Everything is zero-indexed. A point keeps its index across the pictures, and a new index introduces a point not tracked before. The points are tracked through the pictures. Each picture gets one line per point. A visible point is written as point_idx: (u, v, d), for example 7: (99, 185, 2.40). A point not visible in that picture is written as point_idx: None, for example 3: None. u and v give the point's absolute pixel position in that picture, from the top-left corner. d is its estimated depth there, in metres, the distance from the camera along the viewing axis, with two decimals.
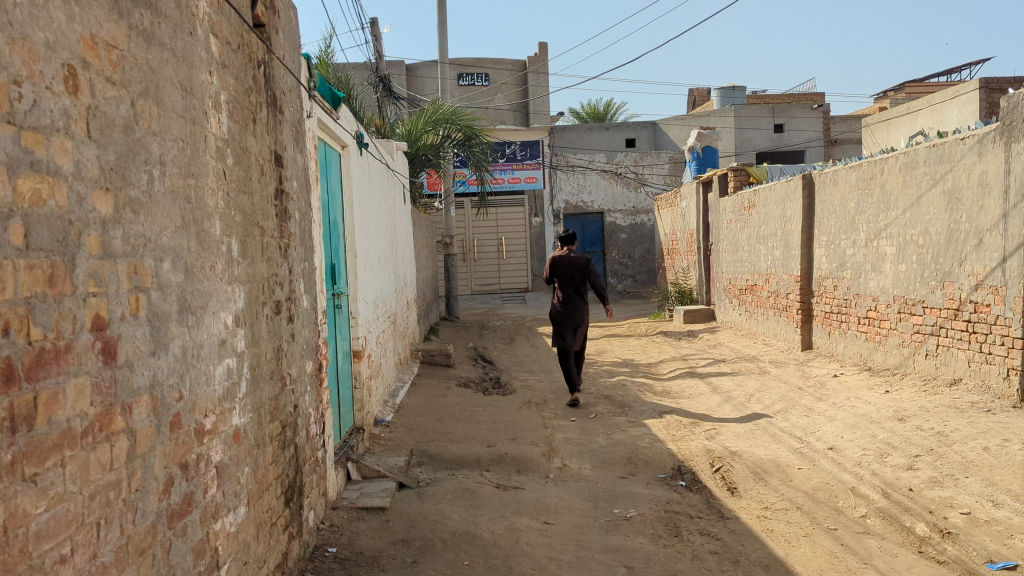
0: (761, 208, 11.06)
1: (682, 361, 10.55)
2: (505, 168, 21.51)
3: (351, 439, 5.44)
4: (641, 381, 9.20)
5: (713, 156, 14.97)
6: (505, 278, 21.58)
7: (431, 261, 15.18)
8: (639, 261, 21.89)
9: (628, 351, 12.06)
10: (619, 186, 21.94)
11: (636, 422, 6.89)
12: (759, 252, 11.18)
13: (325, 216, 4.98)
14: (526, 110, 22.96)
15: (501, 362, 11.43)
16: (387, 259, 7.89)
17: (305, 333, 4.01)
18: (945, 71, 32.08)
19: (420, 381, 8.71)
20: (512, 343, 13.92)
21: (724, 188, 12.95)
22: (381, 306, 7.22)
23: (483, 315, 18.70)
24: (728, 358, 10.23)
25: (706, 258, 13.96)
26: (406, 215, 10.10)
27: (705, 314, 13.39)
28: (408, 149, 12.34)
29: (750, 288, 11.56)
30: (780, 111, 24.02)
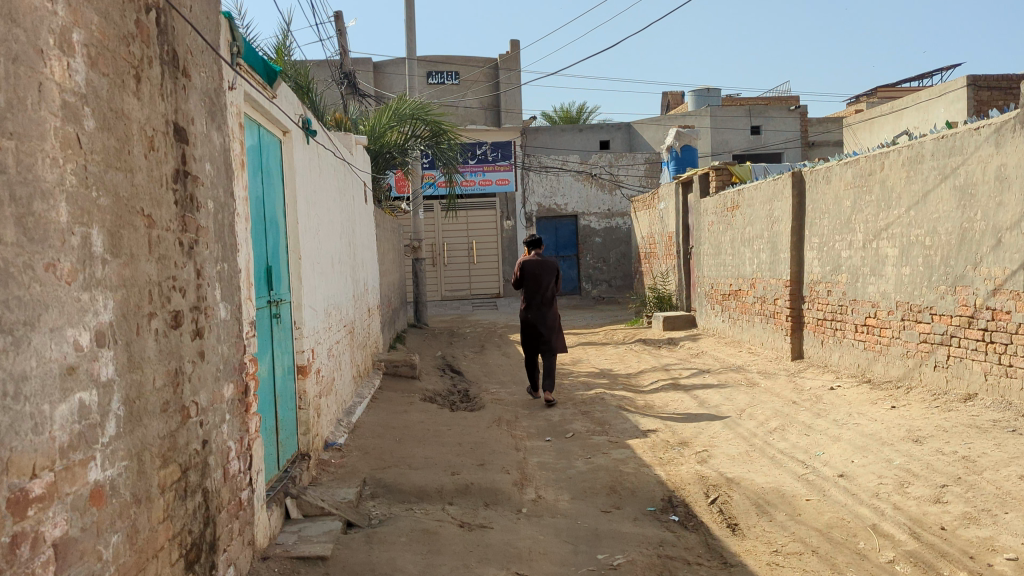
0: (745, 208, 10.47)
1: (664, 371, 9.91)
2: (475, 170, 20.73)
3: (292, 470, 4.65)
4: (621, 394, 8.52)
5: (692, 155, 14.41)
6: (476, 283, 20.88)
7: (397, 265, 14.42)
8: (614, 266, 21.31)
9: (605, 361, 11.40)
10: (593, 188, 21.40)
11: (618, 443, 6.20)
12: (744, 256, 10.58)
13: (257, 208, 4.22)
14: (498, 110, 22.29)
15: (471, 373, 10.71)
16: (344, 263, 7.12)
17: (222, 349, 3.25)
18: (918, 76, 32.05)
19: (381, 396, 7.95)
20: (483, 351, 13.20)
21: (705, 188, 12.36)
22: (336, 315, 6.45)
23: (454, 322, 17.96)
24: (714, 368, 9.61)
25: (686, 262, 13.36)
26: (368, 216, 9.35)
27: (686, 320, 12.78)
28: (371, 146, 11.56)
29: (734, 293, 10.96)
30: (756, 113, 23.69)
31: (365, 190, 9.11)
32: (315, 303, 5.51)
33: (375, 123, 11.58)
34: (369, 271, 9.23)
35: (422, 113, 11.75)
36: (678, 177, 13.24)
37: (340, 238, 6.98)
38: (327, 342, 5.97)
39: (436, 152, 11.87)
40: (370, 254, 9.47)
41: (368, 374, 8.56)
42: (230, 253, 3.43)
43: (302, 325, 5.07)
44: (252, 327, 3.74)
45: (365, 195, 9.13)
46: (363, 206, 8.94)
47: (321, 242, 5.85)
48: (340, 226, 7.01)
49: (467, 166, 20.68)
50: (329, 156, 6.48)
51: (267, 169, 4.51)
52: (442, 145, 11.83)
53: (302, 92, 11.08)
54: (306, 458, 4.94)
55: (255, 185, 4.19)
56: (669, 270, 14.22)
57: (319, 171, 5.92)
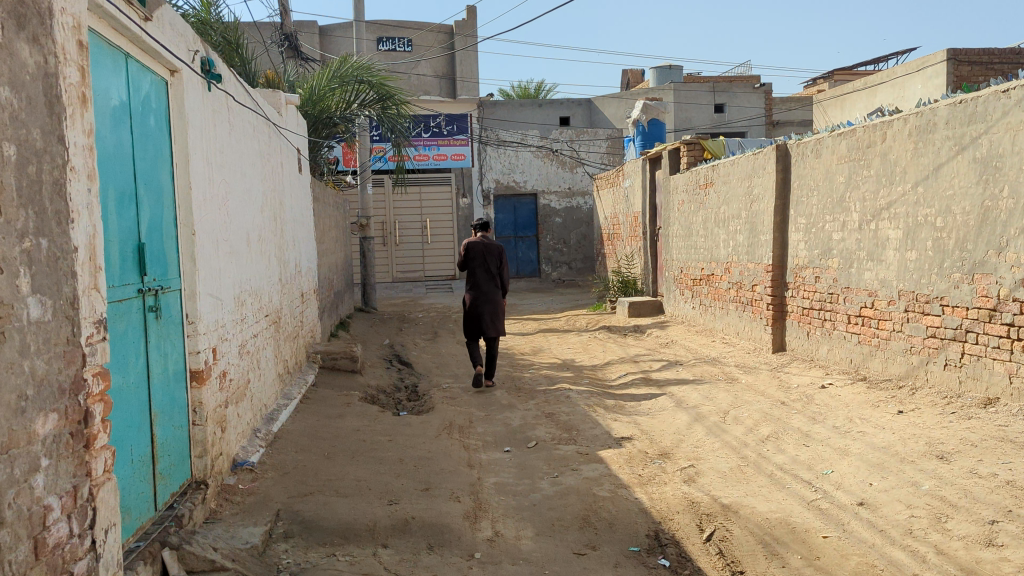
0: (720, 186, 9.61)
1: (631, 364, 9.03)
2: (429, 144, 19.66)
3: (178, 506, 3.62)
4: (586, 391, 7.61)
5: (659, 131, 13.47)
6: (430, 265, 19.81)
7: (342, 246, 13.34)
8: (575, 247, 20.56)
9: (568, 351, 10.49)
10: (553, 165, 20.43)
11: (587, 455, 5.28)
12: (718, 237, 9.73)
13: (119, 161, 3.17)
14: (452, 81, 21.16)
15: (421, 365, 9.73)
16: (266, 240, 6.08)
17: (30, 365, 2.22)
18: (878, 59, 31.68)
19: (314, 395, 6.91)
20: (434, 339, 12.23)
21: (675, 165, 11.46)
22: (253, 301, 5.41)
23: (404, 306, 16.91)
24: (686, 361, 8.77)
25: (652, 244, 12.49)
26: (301, 187, 8.26)
27: (652, 306, 11.93)
28: (310, 110, 10.35)
29: (707, 278, 10.12)
30: (719, 90, 22.90)
31: (297, 159, 8.00)
32: (219, 287, 4.47)
33: (314, 85, 10.39)
34: (302, 250, 8.14)
35: (367, 75, 10.62)
36: (645, 153, 12.33)
37: (260, 211, 5.93)
38: (239, 334, 4.93)
39: (383, 118, 10.76)
40: (305, 230, 8.39)
41: (300, 370, 7.50)
42: (50, 224, 2.39)
43: (198, 314, 4.03)
44: (100, 328, 2.70)
45: (297, 164, 8.02)
46: (295, 175, 7.85)
47: (228, 214, 4.80)
48: (260, 196, 5.96)
49: (420, 139, 19.58)
50: (242, 112, 5.40)
51: (139, 113, 3.45)
52: (389, 110, 10.77)
53: (232, 47, 9.89)
54: (202, 488, 3.91)
55: (115, 131, 3.13)
56: (634, 253, 13.35)
57: (225, 125, 4.85)
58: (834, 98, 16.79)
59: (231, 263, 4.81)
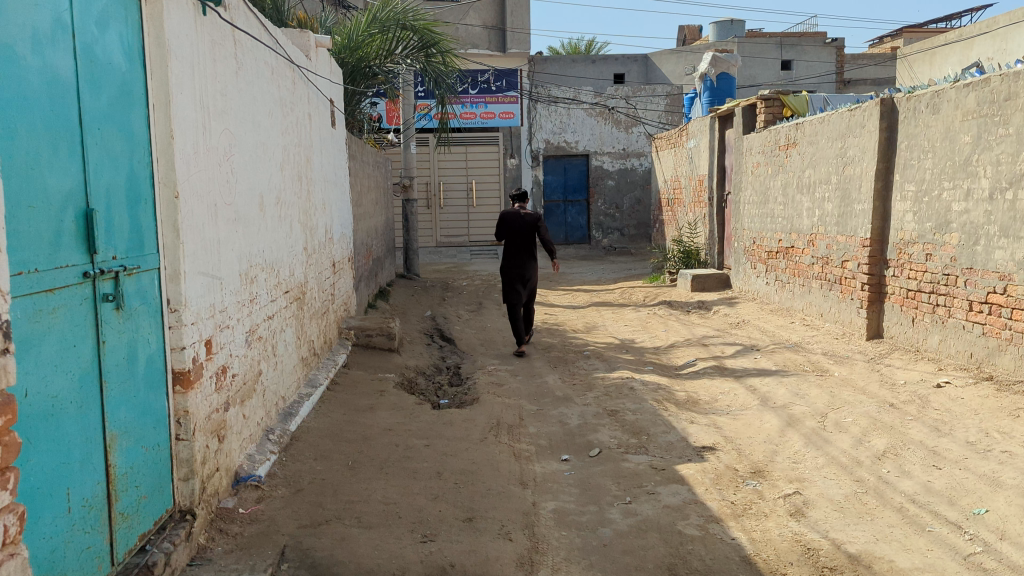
0: (805, 146, 8.49)
1: (700, 347, 8.04)
2: (476, 101, 18.55)
3: (152, 550, 2.75)
4: (652, 380, 6.67)
5: (730, 87, 12.31)
6: (476, 229, 18.94)
7: (382, 208, 12.53)
8: (628, 213, 19.49)
9: (627, 328, 9.53)
10: (608, 124, 19.23)
11: (665, 471, 4.35)
12: (800, 205, 8.65)
13: (48, 95, 2.26)
14: (502, 32, 19.17)
15: (465, 342, 8.90)
16: (287, 204, 5.19)
17: None
18: (957, 15, 29.64)
19: (344, 380, 6.08)
20: (479, 310, 11.40)
21: (749, 122, 10.32)
22: (267, 275, 4.53)
23: (449, 272, 16.08)
24: (763, 345, 7.78)
25: (719, 211, 11.41)
26: (334, 143, 7.36)
27: (718, 279, 10.91)
28: (346, 58, 9.37)
29: (785, 252, 9.05)
30: (788, 46, 21.46)
31: (328, 111, 7.08)
32: (216, 263, 3.58)
33: (351, 32, 9.37)
34: (335, 214, 7.26)
35: (410, 20, 9.55)
36: (713, 109, 11.19)
37: (280, 169, 5.03)
38: (246, 319, 4.05)
39: (427, 68, 9.81)
40: (338, 191, 7.50)
41: (330, 350, 6.66)
42: None
43: (185, 299, 3.15)
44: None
45: (329, 117, 7.10)
46: (326, 129, 6.94)
47: (233, 173, 3.90)
48: (280, 151, 5.05)
49: (467, 96, 18.47)
50: (255, 50, 4.48)
51: (87, 33, 2.53)
52: (433, 59, 9.80)
53: None
54: (186, 520, 3.05)
55: (40, 52, 2.22)
56: (697, 220, 12.28)
57: (228, 63, 3.93)
58: (922, 54, 15.38)
59: (235, 233, 3.91)
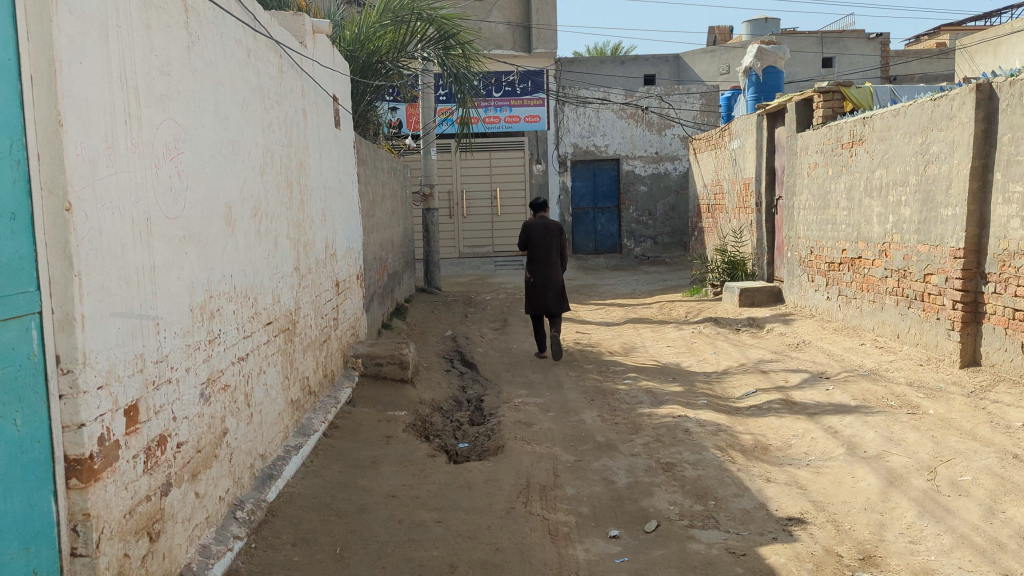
0: (877, 144, 7.46)
1: (759, 373, 7.03)
2: (500, 104, 17.62)
3: None
4: (709, 419, 5.67)
5: (777, 81, 11.23)
6: (500, 239, 17.92)
7: (400, 219, 11.64)
8: (662, 220, 18.50)
9: (670, 350, 8.53)
10: (639, 128, 18.25)
11: (746, 558, 3.35)
12: (870, 210, 7.62)
13: None
14: (527, 30, 18.23)
15: (490, 367, 7.95)
16: (271, 216, 4.26)
17: None
18: (1001, 11, 28.21)
19: (346, 424, 5.15)
20: (505, 329, 10.47)
21: (803, 119, 9.30)
22: (237, 306, 3.58)
23: (472, 286, 15.19)
24: (832, 372, 6.76)
25: (768, 217, 10.40)
26: (338, 145, 6.45)
27: (769, 293, 9.90)
28: (356, 53, 8.37)
29: (851, 263, 8.01)
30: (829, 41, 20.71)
31: (330, 108, 6.17)
32: (150, 298, 2.62)
33: (359, 26, 8.39)
34: (339, 225, 6.33)
35: (428, 11, 8.51)
36: (762, 105, 10.19)
37: (260, 174, 4.09)
38: (204, 366, 3.10)
39: (445, 64, 8.79)
40: (344, 199, 6.59)
41: (332, 385, 5.75)
42: None
43: (87, 354, 2.19)
44: None
45: (332, 115, 6.20)
46: (326, 128, 6.02)
47: (181, 176, 2.95)
48: (261, 152, 4.11)
49: (490, 99, 17.52)
50: (222, 22, 3.54)
51: None
52: (453, 52, 8.75)
53: None
54: None
55: None
56: (743, 228, 11.25)
57: (175, 32, 2.99)
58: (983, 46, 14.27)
59: (185, 255, 2.96)
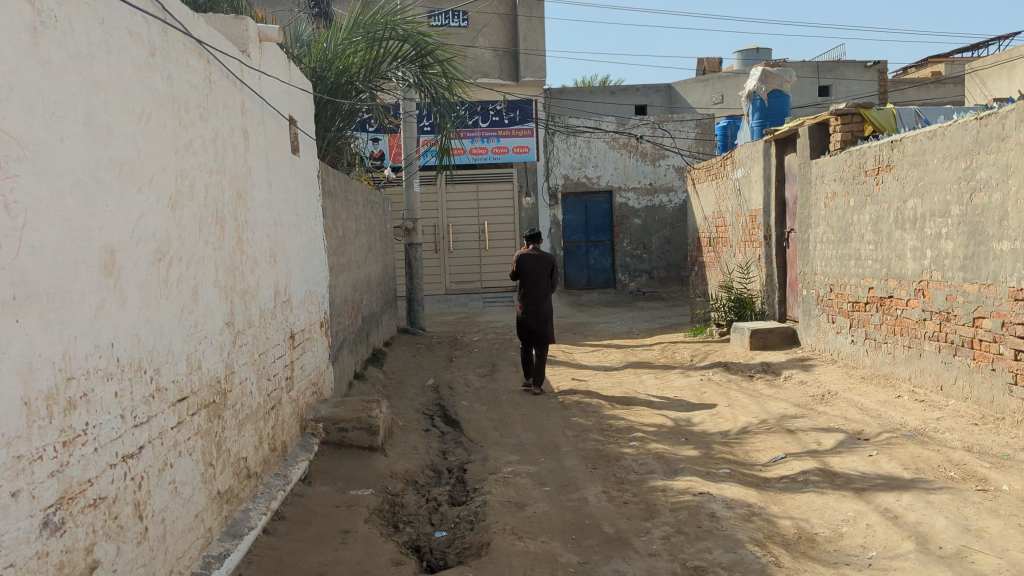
0: (909, 170, 6.63)
1: (785, 433, 6.08)
2: (487, 135, 16.72)
3: None
4: (735, 496, 4.71)
5: (783, 105, 10.42)
6: (488, 275, 17.03)
7: (377, 255, 10.70)
8: (657, 253, 17.76)
9: (678, 401, 7.60)
10: (632, 158, 17.52)
11: None
12: (902, 244, 6.76)
13: None
14: (514, 56, 17.49)
15: (475, 424, 7.00)
16: (189, 261, 3.34)
17: None
18: (987, 43, 28.02)
19: (294, 514, 4.17)
20: (492, 375, 9.52)
21: (818, 144, 8.49)
22: (124, 387, 2.65)
23: (458, 325, 14.28)
24: (870, 430, 5.85)
25: (779, 252, 9.56)
26: (295, 175, 5.54)
27: (782, 334, 9.03)
28: (329, 75, 7.49)
29: (880, 303, 7.14)
30: (825, 70, 20.16)
31: (284, 130, 5.27)
32: None
33: (326, 42, 7.51)
34: (294, 267, 5.38)
35: (402, 23, 7.70)
36: (769, 130, 9.39)
37: (171, 206, 3.18)
38: (50, 483, 2.16)
39: (423, 85, 7.91)
40: (303, 236, 5.67)
41: (282, 460, 4.78)
42: None
43: None
44: None
45: (286, 139, 5.30)
46: (280, 152, 5.13)
47: (11, 208, 2.04)
48: (173, 178, 3.20)
49: (477, 129, 16.63)
50: (106, 6, 2.65)
51: None
52: (431, 71, 7.91)
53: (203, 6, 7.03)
54: None
55: None
56: (749, 262, 10.39)
57: (12, 4, 2.09)
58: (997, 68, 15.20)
59: (16, 323, 2.04)
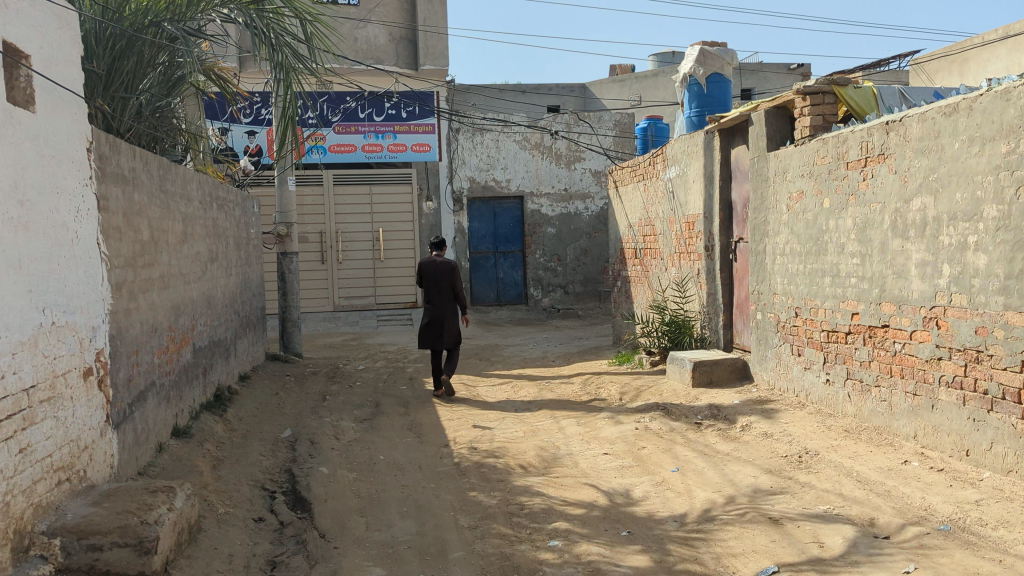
0: (915, 157, 5.01)
1: (766, 523, 4.29)
2: (382, 130, 14.68)
3: None
4: None
5: (723, 92, 8.83)
6: (383, 288, 14.97)
7: (231, 266, 8.52)
8: (573, 266, 16.11)
9: (609, 462, 5.76)
10: (545, 160, 15.81)
11: None
12: (904, 257, 5.12)
13: None
14: (412, 41, 15.50)
15: (330, 505, 4.98)
16: None
17: None
18: None
19: None
20: (371, 420, 7.51)
21: (776, 134, 6.84)
22: None
23: (345, 348, 12.22)
24: (883, 522, 4.15)
25: (724, 267, 7.90)
26: (17, 137, 3.45)
27: (731, 368, 7.35)
28: (128, 18, 5.47)
29: (869, 334, 5.53)
30: (747, 71, 19.07)
31: None
32: None
33: None
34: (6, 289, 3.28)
35: None
36: (712, 119, 7.74)
37: None
38: None
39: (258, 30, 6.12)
40: (34, 237, 3.56)
41: None
42: None
43: None
44: None
45: None
46: None
47: None
48: None
49: (369, 122, 14.62)
50: None
51: None
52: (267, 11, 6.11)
53: None
54: None
55: None
56: (685, 278, 8.72)
57: None
58: (947, 61, 15.51)
59: None
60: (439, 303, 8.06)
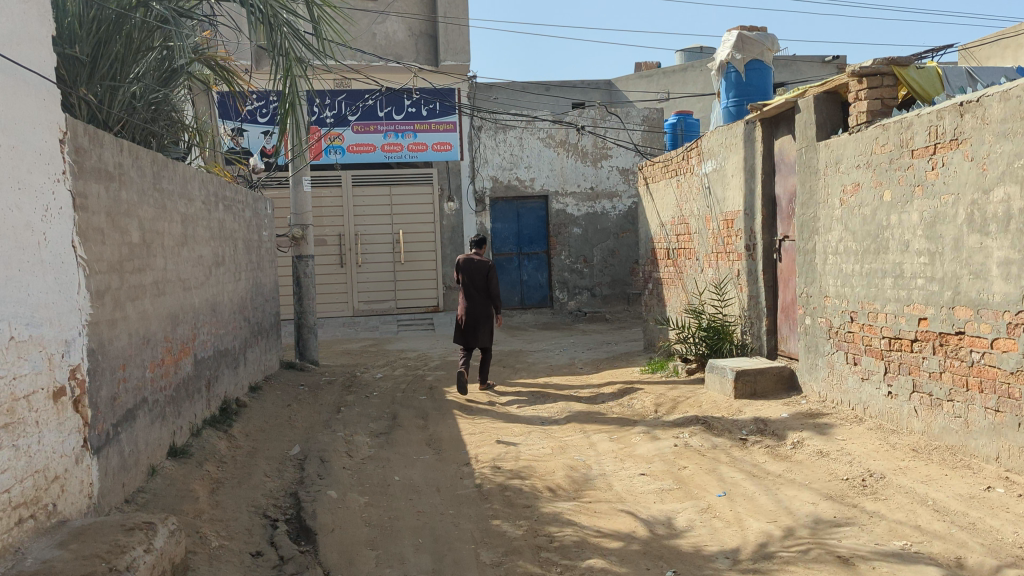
0: (995, 140, 4.41)
1: (832, 562, 3.72)
2: (401, 129, 14.19)
3: None
4: None
5: (764, 81, 8.23)
6: (404, 292, 14.50)
7: (241, 270, 8.07)
8: (600, 268, 15.53)
9: (646, 485, 5.20)
10: (570, 158, 15.25)
11: None
12: (983, 255, 4.52)
13: None
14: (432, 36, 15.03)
15: (336, 535, 4.47)
16: None
17: None
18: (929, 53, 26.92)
19: None
20: (388, 433, 7.02)
21: (826, 121, 6.24)
22: None
23: (364, 355, 11.76)
24: (972, 563, 3.56)
25: (767, 267, 7.30)
26: None
27: (776, 378, 6.76)
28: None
29: (939, 342, 4.92)
30: (780, 63, 18.40)
31: None
32: None
33: None
34: None
35: None
36: (753, 107, 7.15)
37: None
38: None
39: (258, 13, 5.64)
40: None
41: None
42: None
43: None
44: None
45: None
46: None
47: None
48: None
49: (388, 121, 14.13)
50: None
51: None
52: None
53: None
54: None
55: None
56: (723, 280, 8.13)
57: None
58: (999, 48, 14.79)
59: None
60: (476, 300, 7.79)
